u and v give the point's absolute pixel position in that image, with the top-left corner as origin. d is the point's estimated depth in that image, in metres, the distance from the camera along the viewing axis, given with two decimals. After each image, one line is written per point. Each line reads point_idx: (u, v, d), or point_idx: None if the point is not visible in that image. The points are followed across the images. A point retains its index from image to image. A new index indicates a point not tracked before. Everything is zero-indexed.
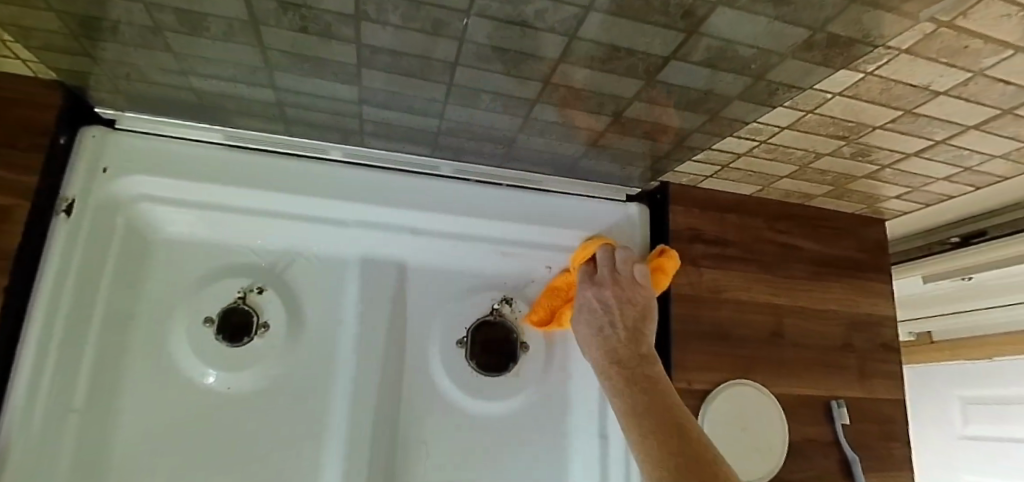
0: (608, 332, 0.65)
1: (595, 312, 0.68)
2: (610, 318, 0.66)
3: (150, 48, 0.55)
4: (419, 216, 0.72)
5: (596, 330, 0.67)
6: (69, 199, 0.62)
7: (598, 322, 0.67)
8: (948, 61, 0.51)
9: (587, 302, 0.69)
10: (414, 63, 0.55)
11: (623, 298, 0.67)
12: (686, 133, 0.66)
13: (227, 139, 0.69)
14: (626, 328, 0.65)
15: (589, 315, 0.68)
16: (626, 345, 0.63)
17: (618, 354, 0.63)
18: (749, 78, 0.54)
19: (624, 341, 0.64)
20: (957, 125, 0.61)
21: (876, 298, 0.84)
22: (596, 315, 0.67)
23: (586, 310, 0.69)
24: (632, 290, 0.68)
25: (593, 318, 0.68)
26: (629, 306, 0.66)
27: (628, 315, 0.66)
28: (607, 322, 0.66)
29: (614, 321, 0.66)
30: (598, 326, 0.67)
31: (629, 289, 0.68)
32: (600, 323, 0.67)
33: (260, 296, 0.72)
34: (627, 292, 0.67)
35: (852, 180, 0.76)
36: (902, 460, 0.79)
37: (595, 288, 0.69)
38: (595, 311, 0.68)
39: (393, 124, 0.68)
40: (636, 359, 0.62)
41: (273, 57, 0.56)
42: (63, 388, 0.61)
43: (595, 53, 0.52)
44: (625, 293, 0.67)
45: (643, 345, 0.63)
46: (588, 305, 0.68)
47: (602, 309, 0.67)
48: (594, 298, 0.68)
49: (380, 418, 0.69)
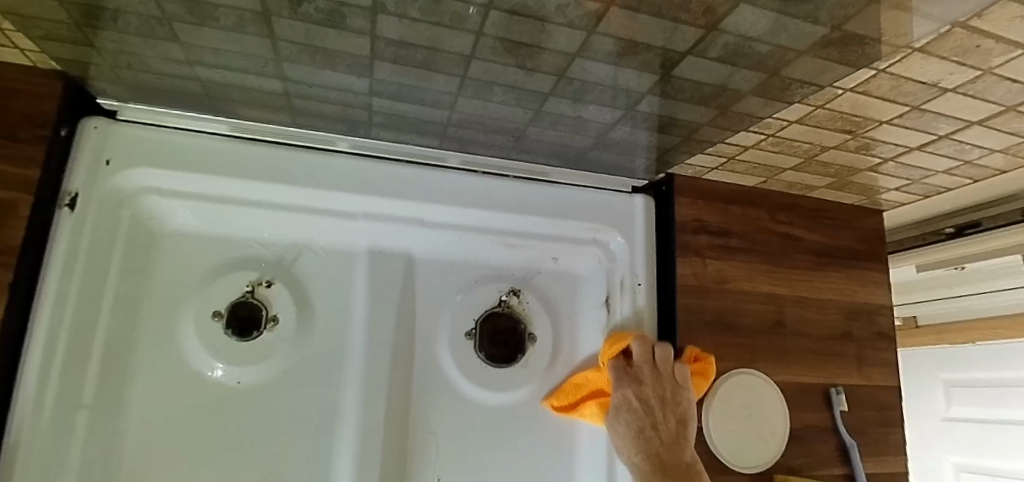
0: (649, 434, 0.65)
1: (635, 411, 0.67)
2: (651, 421, 0.66)
3: (156, 38, 0.54)
4: (428, 208, 0.72)
5: (635, 430, 0.66)
6: (72, 193, 0.61)
7: (636, 422, 0.66)
8: (959, 60, 0.51)
9: (625, 402, 0.68)
10: (427, 55, 0.54)
11: (664, 400, 0.67)
12: (696, 127, 0.66)
13: (233, 130, 0.69)
14: (668, 431, 0.65)
15: (627, 414, 0.67)
16: (668, 449, 0.64)
17: (661, 459, 0.63)
18: (762, 74, 0.55)
19: (665, 444, 0.65)
20: (961, 120, 0.63)
21: (873, 287, 0.86)
22: (635, 414, 0.67)
23: (623, 407, 0.68)
24: (673, 392, 0.68)
25: (631, 417, 0.67)
26: (670, 408, 0.67)
27: (669, 417, 0.66)
28: (648, 423, 0.66)
29: (656, 423, 0.66)
30: (639, 427, 0.66)
31: (670, 389, 0.68)
32: (637, 422, 0.66)
33: (269, 290, 0.72)
34: (669, 398, 0.67)
35: (854, 172, 0.77)
36: (896, 443, 0.82)
37: (633, 387, 0.68)
38: (635, 412, 0.67)
39: (402, 115, 0.67)
40: (680, 465, 0.63)
41: (283, 49, 0.55)
42: (71, 385, 0.61)
43: (613, 49, 0.51)
44: (667, 396, 0.67)
45: (685, 452, 0.64)
46: (626, 402, 0.67)
47: (642, 410, 0.67)
48: (631, 398, 0.67)
49: (392, 411, 0.70)
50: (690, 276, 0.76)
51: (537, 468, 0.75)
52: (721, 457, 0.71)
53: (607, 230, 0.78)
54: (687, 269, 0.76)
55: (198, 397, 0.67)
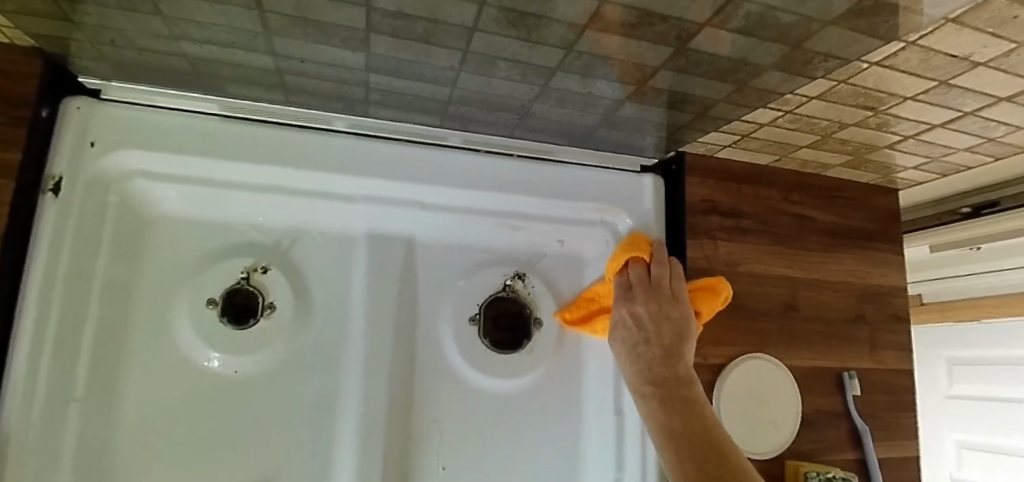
0: (643, 349, 0.63)
1: (630, 329, 0.65)
2: (645, 336, 0.64)
3: (137, 11, 0.50)
4: (429, 191, 0.69)
5: (629, 347, 0.65)
6: (55, 178, 0.58)
7: (631, 338, 0.65)
8: (996, 31, 0.48)
9: (620, 318, 0.66)
10: (427, 27, 0.51)
11: (658, 315, 0.64)
12: (710, 103, 0.63)
13: (224, 110, 0.66)
14: (660, 344, 0.62)
15: (623, 332, 0.66)
16: (661, 363, 0.61)
17: (653, 375, 0.61)
18: (784, 46, 0.51)
19: (660, 358, 0.62)
20: (989, 96, 0.60)
21: (887, 269, 0.84)
22: (630, 331, 0.65)
23: (620, 324, 0.66)
24: (669, 304, 0.65)
25: (627, 335, 0.66)
26: (665, 322, 0.64)
27: (664, 332, 0.63)
28: (640, 339, 0.64)
29: (649, 339, 0.63)
30: (632, 344, 0.65)
31: (664, 305, 0.65)
32: (633, 340, 0.65)
33: (265, 276, 0.69)
34: (663, 308, 0.65)
35: (872, 150, 0.74)
36: (907, 427, 0.81)
37: (628, 302, 0.66)
38: (629, 328, 0.65)
39: (401, 93, 0.63)
40: (673, 377, 0.60)
41: (273, 22, 0.51)
42: (62, 377, 0.58)
43: (626, 19, 0.48)
44: (660, 308, 0.64)
45: (680, 367, 0.61)
46: (621, 320, 0.66)
47: (635, 325, 0.65)
48: (627, 313, 0.66)
49: (395, 398, 0.68)
50: (701, 259, 0.73)
51: (542, 453, 0.74)
52: None
53: (616, 212, 0.75)
54: (697, 251, 0.74)
55: (194, 387, 0.66)
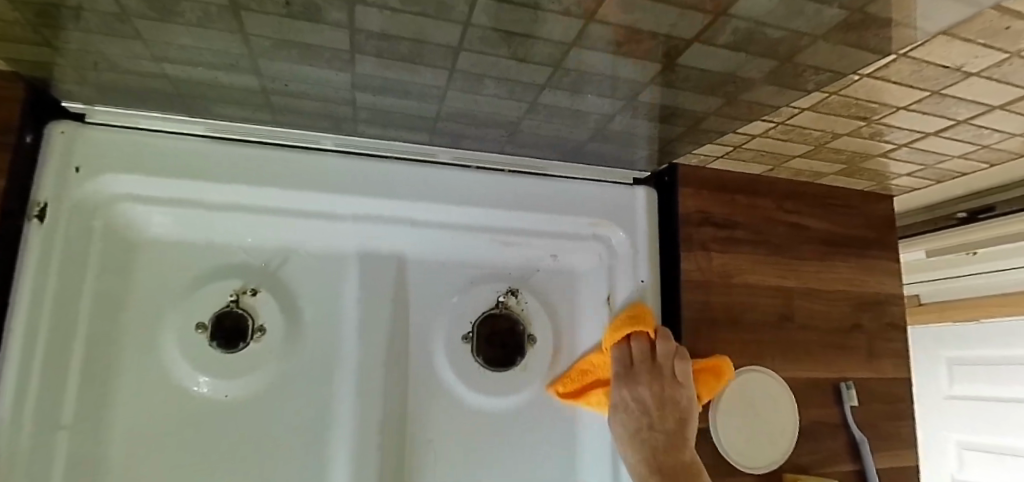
0: (646, 435, 0.64)
1: (631, 410, 0.65)
2: (648, 421, 0.64)
3: (119, 36, 0.49)
4: (418, 208, 0.68)
5: (631, 429, 0.65)
6: (41, 203, 0.58)
7: (634, 421, 0.65)
8: (987, 42, 0.47)
9: (622, 401, 0.66)
10: (412, 48, 0.50)
11: (663, 399, 0.65)
12: (701, 116, 0.63)
13: (210, 131, 0.65)
14: (665, 433, 0.63)
15: (625, 413, 0.65)
16: (665, 452, 0.63)
17: (658, 461, 0.62)
18: (774, 60, 0.51)
19: (663, 447, 0.63)
20: (982, 105, 0.59)
21: (883, 276, 0.83)
22: (632, 414, 0.65)
23: (621, 406, 0.66)
24: (673, 389, 0.65)
25: (628, 415, 0.65)
26: (668, 410, 0.64)
27: (667, 418, 0.64)
28: (645, 423, 0.64)
29: (652, 423, 0.64)
30: (635, 424, 0.65)
31: (669, 387, 0.65)
32: (634, 422, 0.65)
33: (254, 298, 0.69)
34: (669, 392, 0.65)
35: (866, 158, 0.74)
36: (906, 436, 0.80)
37: (631, 385, 0.66)
38: (631, 410, 0.65)
39: (389, 111, 0.62)
40: (676, 466, 0.62)
41: (256, 44, 0.50)
42: (48, 407, 0.57)
43: (614, 37, 0.47)
44: (666, 392, 0.65)
45: (684, 453, 0.63)
46: (623, 402, 0.66)
47: (640, 410, 0.65)
48: (630, 396, 0.65)
49: (387, 419, 0.67)
50: (695, 271, 0.73)
51: (538, 470, 0.73)
52: (729, 458, 0.69)
53: (610, 225, 0.74)
54: (692, 264, 0.73)
55: (183, 413, 0.65)
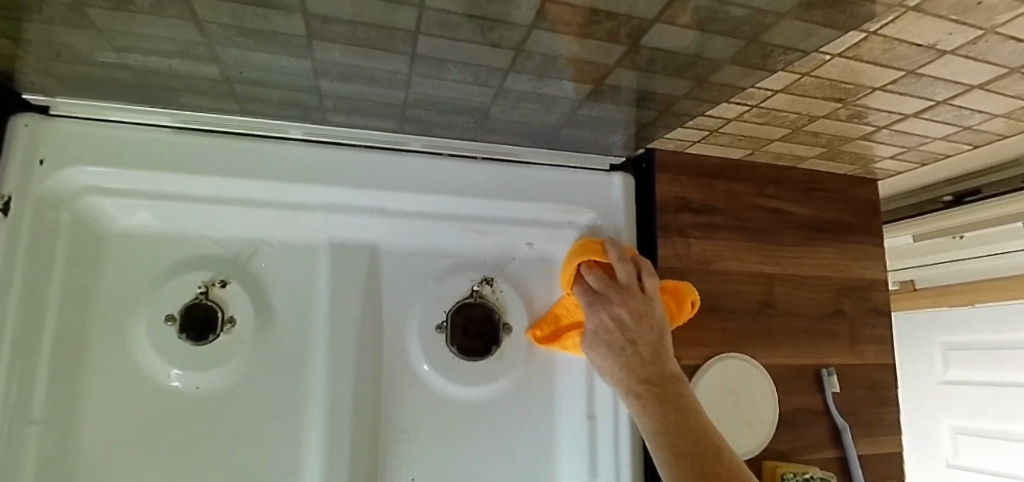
0: (628, 353, 0.61)
1: (610, 332, 0.63)
2: (626, 339, 0.62)
3: (73, 26, 0.48)
4: (389, 197, 0.67)
5: (611, 353, 0.62)
6: (5, 197, 0.57)
7: (614, 342, 0.62)
8: (959, 19, 0.46)
9: (600, 323, 0.63)
10: (372, 34, 0.49)
11: (636, 315, 0.62)
12: (673, 100, 0.61)
13: (178, 122, 0.64)
14: (646, 346, 0.61)
15: (604, 337, 0.63)
16: (651, 362, 0.60)
17: (644, 372, 0.60)
18: (742, 41, 0.49)
19: (646, 360, 0.61)
20: (961, 84, 0.58)
21: (866, 261, 0.82)
22: (611, 335, 0.63)
23: (601, 331, 0.64)
24: (646, 303, 0.63)
25: (607, 340, 0.63)
26: (643, 324, 0.62)
27: (645, 331, 0.62)
28: (625, 341, 0.62)
29: (632, 339, 0.62)
30: (616, 347, 0.62)
31: (641, 302, 0.63)
32: (615, 344, 0.62)
33: (224, 290, 0.69)
34: (641, 306, 0.63)
35: (846, 141, 0.72)
36: (890, 423, 0.79)
37: (606, 307, 0.63)
38: (611, 332, 0.63)
39: (357, 99, 0.61)
40: (663, 374, 0.59)
41: (212, 33, 0.49)
42: (17, 400, 0.58)
43: (573, 18, 0.46)
44: (639, 308, 0.63)
45: (666, 363, 0.61)
46: (601, 326, 0.63)
47: (617, 329, 0.62)
48: (606, 320, 0.63)
49: (360, 409, 0.67)
50: (673, 258, 0.72)
51: (515, 458, 0.73)
52: None
53: (585, 213, 0.73)
54: (668, 251, 0.72)
55: (157, 405, 0.65)
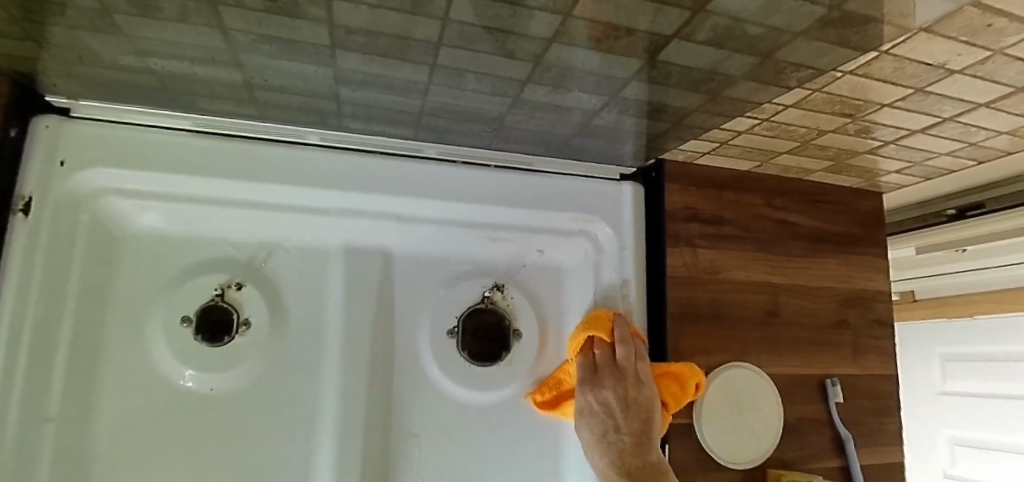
0: (613, 437, 0.64)
1: (598, 416, 0.65)
2: (614, 423, 0.64)
3: (101, 31, 0.49)
4: (403, 203, 0.68)
5: (598, 436, 0.64)
6: (27, 197, 0.58)
7: (601, 426, 0.64)
8: (969, 40, 0.47)
9: (587, 404, 0.66)
10: (393, 44, 0.49)
11: (627, 401, 0.64)
12: (686, 112, 0.63)
13: (196, 126, 0.64)
14: (631, 433, 0.63)
15: (591, 418, 0.65)
16: (632, 452, 0.62)
17: (626, 466, 0.62)
18: (756, 57, 0.51)
19: (630, 447, 0.63)
20: (967, 102, 0.59)
21: (870, 273, 0.84)
22: (598, 418, 0.65)
23: (588, 411, 0.66)
24: (637, 388, 0.65)
25: (594, 421, 0.65)
26: (633, 410, 0.64)
27: (632, 420, 0.63)
28: (610, 426, 0.64)
29: (619, 426, 0.63)
30: (601, 431, 0.64)
31: (632, 390, 0.64)
32: (600, 427, 0.64)
33: (239, 292, 0.69)
34: (633, 394, 0.64)
35: (853, 155, 0.74)
36: (892, 434, 0.80)
37: (596, 388, 0.65)
38: (597, 414, 0.65)
39: (374, 106, 0.62)
40: (645, 467, 0.61)
41: (237, 40, 0.50)
42: (36, 397, 0.58)
43: (593, 33, 0.47)
44: (630, 394, 0.64)
45: (650, 453, 0.62)
46: (588, 405, 0.65)
47: (604, 413, 0.64)
48: (595, 401, 0.65)
49: (372, 411, 0.68)
50: (681, 267, 0.73)
51: (521, 463, 0.74)
52: (717, 457, 0.70)
53: (595, 221, 0.74)
54: (677, 260, 0.73)
55: (170, 405, 0.66)
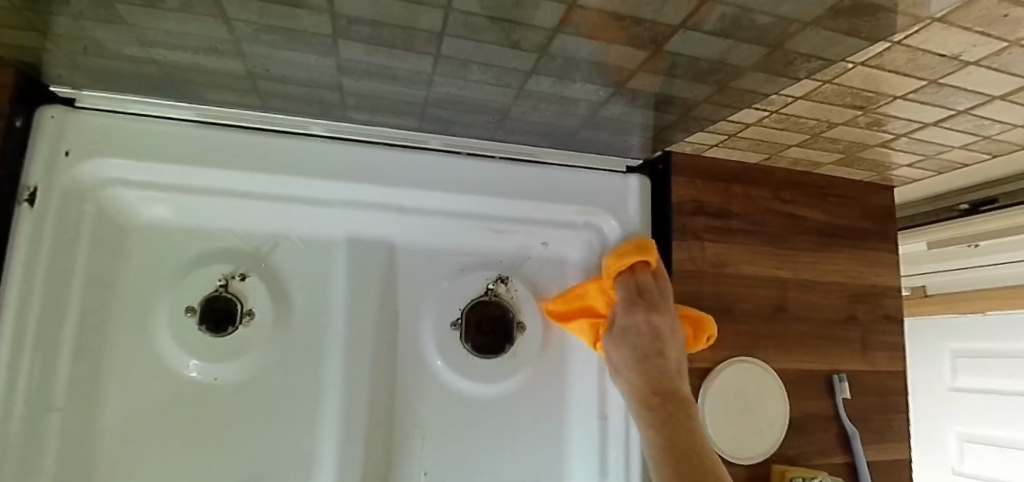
0: (651, 360, 0.60)
1: (639, 335, 0.62)
2: (655, 346, 0.61)
3: (103, 22, 0.49)
4: (407, 194, 0.68)
5: (632, 351, 0.61)
6: (32, 188, 0.58)
7: (643, 346, 0.61)
8: (984, 31, 0.46)
9: (631, 325, 0.62)
10: (396, 34, 0.49)
11: (667, 327, 0.62)
12: (693, 104, 0.62)
13: (201, 116, 0.64)
14: (672, 360, 0.60)
15: (633, 336, 0.62)
16: (668, 374, 0.59)
17: (659, 384, 0.57)
18: (765, 48, 0.50)
19: (666, 372, 0.59)
20: (982, 95, 0.57)
21: (880, 268, 0.82)
22: (638, 336, 0.62)
23: (630, 330, 0.62)
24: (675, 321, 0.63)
25: (631, 340, 0.62)
26: (670, 338, 0.61)
27: (670, 349, 0.61)
28: (651, 346, 0.60)
29: (658, 350, 0.60)
30: (641, 350, 0.61)
31: (672, 317, 0.63)
32: (641, 347, 0.61)
33: (243, 283, 0.69)
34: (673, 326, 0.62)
35: (864, 148, 0.72)
36: (899, 431, 0.79)
37: (642, 311, 0.62)
38: (640, 334, 0.61)
39: (378, 97, 0.61)
40: (676, 392, 0.56)
41: (239, 31, 0.49)
42: (42, 386, 0.59)
43: (597, 23, 0.46)
44: (671, 323, 0.62)
45: (680, 383, 0.58)
46: (632, 325, 0.62)
47: (647, 334, 0.61)
48: (639, 321, 0.62)
49: (375, 400, 0.68)
50: (686, 260, 0.72)
51: (525, 455, 0.74)
52: (719, 451, 0.69)
53: (601, 214, 0.74)
54: (683, 253, 0.72)
55: (176, 395, 0.66)
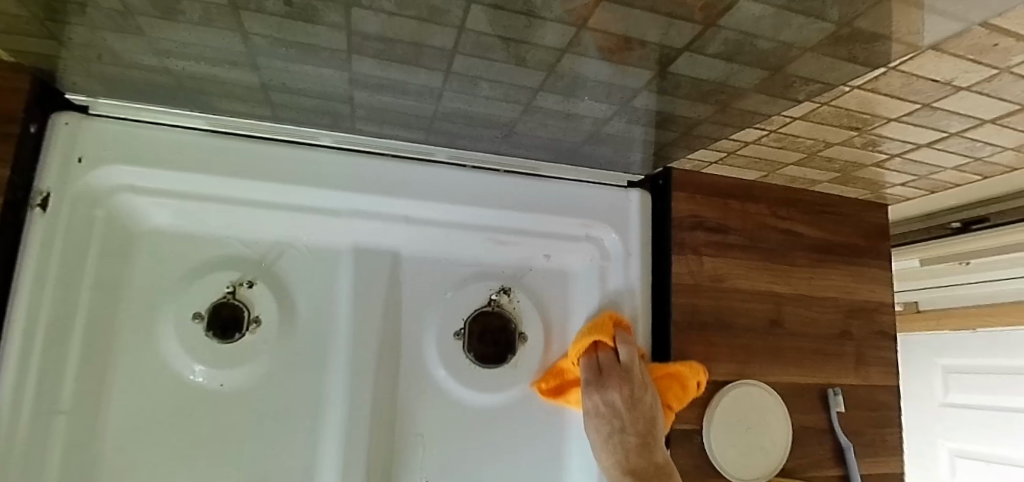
0: (618, 437, 0.66)
1: (604, 416, 0.67)
2: (620, 425, 0.66)
3: (122, 32, 0.50)
4: (413, 206, 0.69)
5: (605, 435, 0.67)
6: (44, 193, 0.59)
7: (607, 426, 0.67)
8: (976, 58, 0.48)
9: (594, 404, 0.68)
10: (408, 51, 0.50)
11: (631, 401, 0.66)
12: (694, 123, 0.63)
13: (210, 125, 0.66)
14: (636, 433, 0.65)
15: (598, 419, 0.67)
16: (637, 452, 0.64)
17: (630, 463, 0.64)
18: (766, 70, 0.51)
19: (636, 446, 0.64)
20: (974, 118, 0.60)
21: (874, 284, 0.84)
22: (604, 418, 0.67)
23: (595, 412, 0.68)
24: (642, 389, 0.66)
25: (600, 422, 0.67)
26: (635, 410, 0.65)
27: (638, 421, 0.65)
28: (617, 425, 0.66)
29: (624, 426, 0.65)
30: (607, 430, 0.66)
31: (639, 391, 0.66)
32: (607, 428, 0.67)
33: (250, 290, 0.70)
34: (636, 390, 0.66)
35: (859, 168, 0.74)
36: (891, 444, 0.81)
37: (601, 390, 0.67)
38: (603, 414, 0.67)
39: (387, 110, 0.63)
40: (650, 468, 0.63)
41: (256, 44, 0.51)
42: (49, 390, 0.59)
43: (605, 44, 0.48)
44: (635, 395, 0.66)
45: (655, 453, 0.64)
46: (596, 408, 0.67)
47: (611, 413, 0.66)
48: (601, 401, 0.67)
49: (378, 408, 0.69)
50: (686, 274, 0.74)
51: (524, 463, 0.75)
52: (720, 469, 0.70)
53: (602, 227, 0.75)
54: (682, 267, 0.74)
55: (180, 400, 0.67)
